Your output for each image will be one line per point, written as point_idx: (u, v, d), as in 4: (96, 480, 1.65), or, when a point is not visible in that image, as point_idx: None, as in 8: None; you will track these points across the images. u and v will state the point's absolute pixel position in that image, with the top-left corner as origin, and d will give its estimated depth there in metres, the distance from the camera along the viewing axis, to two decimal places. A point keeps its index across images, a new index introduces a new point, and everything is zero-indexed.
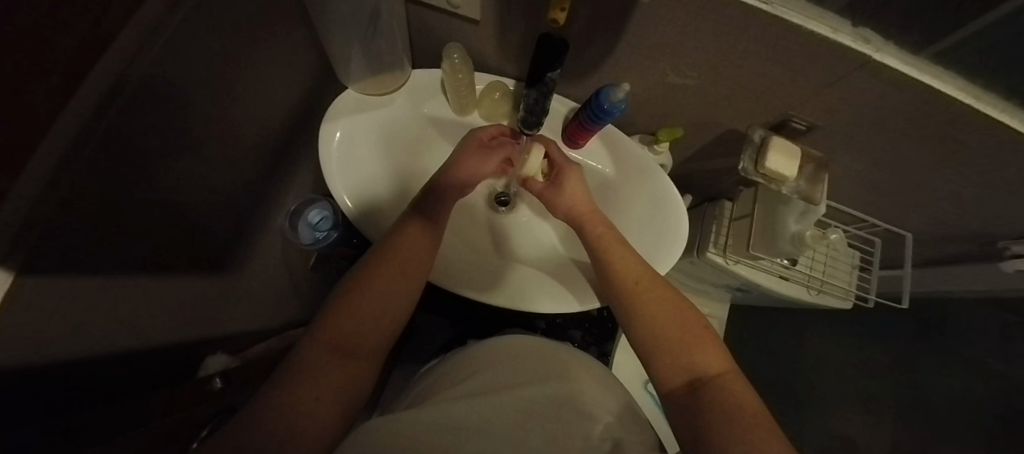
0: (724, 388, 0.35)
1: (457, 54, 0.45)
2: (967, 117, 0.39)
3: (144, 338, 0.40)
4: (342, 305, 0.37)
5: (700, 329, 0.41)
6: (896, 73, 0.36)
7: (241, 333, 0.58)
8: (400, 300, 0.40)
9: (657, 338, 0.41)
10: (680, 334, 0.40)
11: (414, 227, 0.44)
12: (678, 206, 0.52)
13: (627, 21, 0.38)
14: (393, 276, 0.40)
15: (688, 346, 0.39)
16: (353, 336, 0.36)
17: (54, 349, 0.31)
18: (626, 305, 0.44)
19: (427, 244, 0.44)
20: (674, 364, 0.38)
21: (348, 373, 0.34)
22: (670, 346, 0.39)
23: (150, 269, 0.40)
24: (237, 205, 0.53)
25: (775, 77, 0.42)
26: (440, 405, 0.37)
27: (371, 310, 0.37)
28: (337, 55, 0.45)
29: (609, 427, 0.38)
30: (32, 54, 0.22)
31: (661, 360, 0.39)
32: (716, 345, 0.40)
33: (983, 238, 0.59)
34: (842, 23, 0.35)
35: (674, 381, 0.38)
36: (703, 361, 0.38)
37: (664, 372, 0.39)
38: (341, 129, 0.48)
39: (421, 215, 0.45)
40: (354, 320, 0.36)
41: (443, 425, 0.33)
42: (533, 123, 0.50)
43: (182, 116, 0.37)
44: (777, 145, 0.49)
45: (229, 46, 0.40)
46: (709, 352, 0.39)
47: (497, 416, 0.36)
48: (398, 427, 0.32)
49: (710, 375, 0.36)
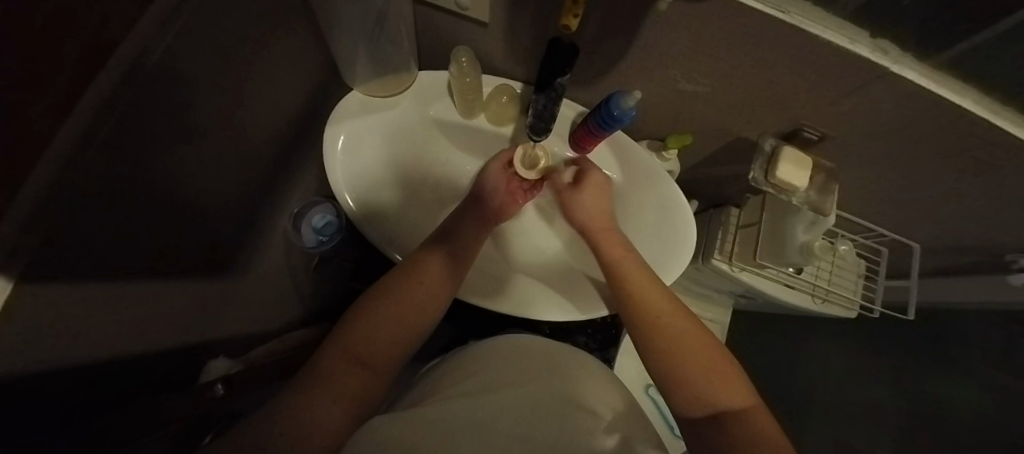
0: (750, 422, 0.33)
1: (466, 58, 0.44)
2: (984, 130, 0.39)
3: (142, 346, 0.39)
4: (365, 317, 0.37)
5: (724, 361, 0.39)
6: (915, 85, 0.36)
7: (243, 335, 0.57)
8: (419, 320, 0.40)
9: (677, 366, 0.39)
10: (705, 363, 0.39)
11: (434, 254, 0.44)
12: (687, 214, 0.51)
13: (641, 27, 0.37)
14: (412, 298, 0.40)
15: (713, 375, 0.38)
16: (372, 349, 0.36)
17: (60, 356, 0.31)
18: (645, 331, 0.43)
19: (447, 271, 0.44)
20: (697, 395, 0.37)
21: (363, 381, 0.34)
22: (692, 375, 0.38)
23: (154, 271, 0.39)
24: (240, 206, 0.52)
25: (790, 87, 0.41)
26: (445, 402, 0.37)
27: (395, 325, 0.38)
28: (344, 56, 0.44)
29: (614, 425, 0.38)
30: (33, 56, 0.21)
31: (680, 390, 0.38)
32: (742, 377, 0.38)
33: (992, 251, 0.58)
34: (861, 34, 0.34)
35: (697, 413, 0.36)
36: (728, 393, 0.36)
37: (686, 403, 0.37)
38: (345, 132, 0.47)
39: (440, 246, 0.45)
40: (373, 330, 0.37)
41: (453, 418, 0.33)
42: (542, 129, 0.49)
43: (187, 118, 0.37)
44: (788, 156, 0.48)
45: (233, 46, 0.39)
46: (732, 386, 0.37)
47: (504, 413, 0.35)
48: (409, 424, 0.31)
49: (735, 409, 0.35)
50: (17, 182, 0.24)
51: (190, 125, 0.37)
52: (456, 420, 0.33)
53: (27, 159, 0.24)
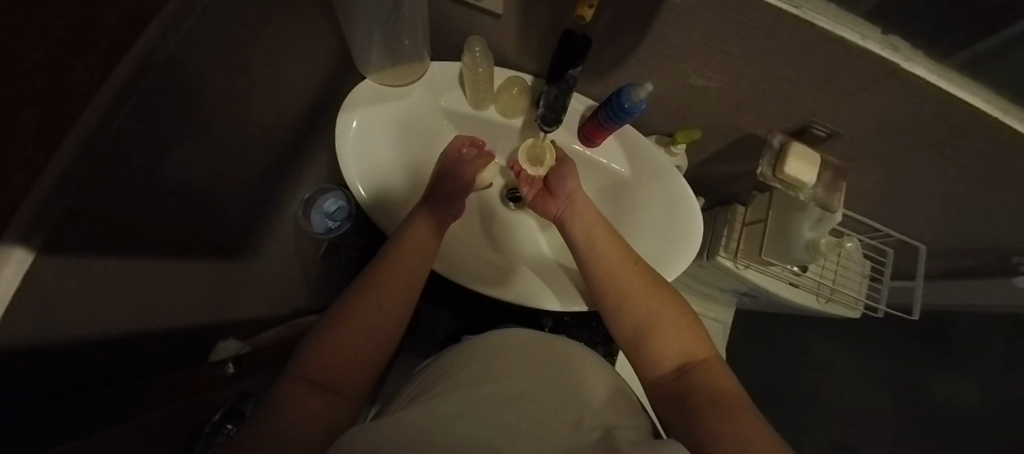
0: (707, 373, 0.39)
1: (479, 48, 0.44)
2: (990, 128, 0.39)
3: (154, 324, 0.39)
4: (338, 325, 0.38)
5: (685, 317, 0.44)
6: (925, 82, 0.36)
7: (252, 319, 0.57)
8: (403, 302, 0.43)
9: (643, 326, 0.44)
10: (667, 322, 0.43)
11: (417, 225, 0.47)
12: (694, 209, 0.52)
13: (654, 20, 0.38)
14: (388, 293, 0.42)
15: (676, 332, 0.42)
16: (335, 371, 0.36)
17: (82, 331, 0.31)
18: (614, 298, 0.46)
19: (430, 240, 0.47)
20: (663, 352, 0.41)
21: (327, 403, 0.34)
22: (658, 334, 0.42)
23: (170, 255, 0.40)
24: (252, 192, 0.53)
25: (803, 83, 0.41)
26: (443, 397, 0.36)
27: (371, 323, 0.39)
28: (358, 45, 0.45)
29: (599, 415, 0.37)
30: (64, 44, 0.23)
31: (649, 349, 0.42)
32: (699, 331, 0.43)
33: (999, 253, 0.59)
34: (872, 30, 0.35)
35: (663, 368, 0.41)
36: (688, 348, 0.41)
37: (651, 360, 0.42)
38: (358, 119, 0.48)
39: (427, 212, 0.48)
40: (342, 343, 0.37)
41: (443, 416, 0.32)
42: (552, 120, 0.50)
43: (195, 114, 0.37)
44: (797, 152, 0.49)
45: (248, 31, 0.40)
46: (693, 340, 0.42)
47: (495, 406, 0.35)
48: (403, 423, 0.30)
49: (695, 360, 0.40)
50: (37, 170, 0.26)
51: (198, 121, 0.37)
52: (448, 420, 0.32)
53: (43, 145, 0.26)
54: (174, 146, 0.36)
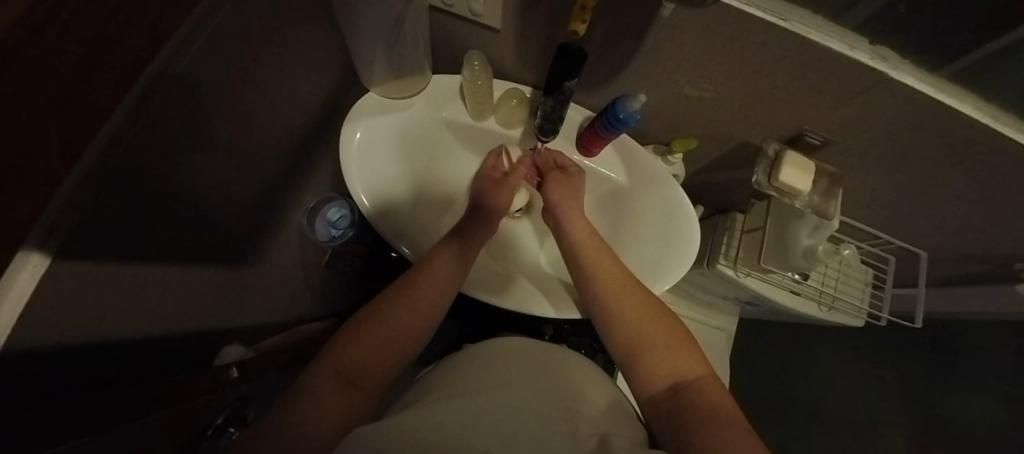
0: (702, 391, 0.38)
1: (478, 62, 0.47)
2: (982, 133, 0.40)
3: (161, 326, 0.40)
4: (350, 339, 0.39)
5: (683, 336, 0.44)
6: (914, 90, 0.37)
7: (255, 324, 0.58)
8: (424, 319, 0.43)
9: (638, 344, 0.43)
10: (663, 342, 0.43)
11: (443, 248, 0.48)
12: (691, 216, 0.53)
13: (649, 31, 0.39)
14: (401, 313, 0.42)
15: (671, 351, 0.42)
16: (361, 371, 0.38)
17: (91, 330, 0.32)
18: (614, 315, 0.46)
19: (453, 265, 0.47)
20: (658, 370, 0.41)
21: (349, 398, 0.35)
22: (653, 353, 0.42)
23: (175, 262, 0.41)
24: (257, 199, 0.54)
25: (792, 92, 0.42)
26: (431, 406, 0.36)
27: (381, 340, 0.40)
28: (362, 58, 0.47)
29: (596, 423, 0.38)
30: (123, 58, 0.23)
31: (643, 368, 0.42)
32: (695, 348, 0.43)
33: (999, 260, 0.59)
34: (861, 40, 0.36)
35: (656, 385, 0.41)
36: (684, 366, 0.41)
37: (646, 379, 0.41)
38: (361, 130, 0.49)
39: (454, 241, 0.49)
40: (361, 350, 0.39)
41: (438, 425, 0.32)
42: (549, 130, 0.52)
43: (195, 129, 0.37)
44: (791, 160, 0.49)
45: (254, 44, 0.41)
46: (691, 359, 0.42)
47: (493, 413, 0.35)
48: (406, 429, 0.30)
49: (691, 379, 0.40)
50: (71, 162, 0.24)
51: (201, 138, 0.39)
52: (441, 428, 0.31)
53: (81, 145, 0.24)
54: (180, 162, 0.37)
